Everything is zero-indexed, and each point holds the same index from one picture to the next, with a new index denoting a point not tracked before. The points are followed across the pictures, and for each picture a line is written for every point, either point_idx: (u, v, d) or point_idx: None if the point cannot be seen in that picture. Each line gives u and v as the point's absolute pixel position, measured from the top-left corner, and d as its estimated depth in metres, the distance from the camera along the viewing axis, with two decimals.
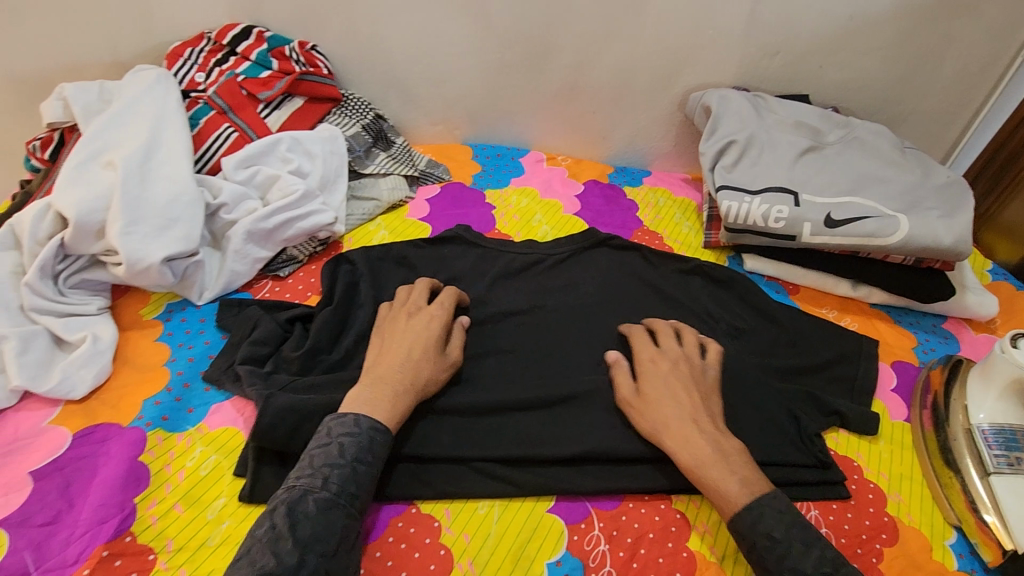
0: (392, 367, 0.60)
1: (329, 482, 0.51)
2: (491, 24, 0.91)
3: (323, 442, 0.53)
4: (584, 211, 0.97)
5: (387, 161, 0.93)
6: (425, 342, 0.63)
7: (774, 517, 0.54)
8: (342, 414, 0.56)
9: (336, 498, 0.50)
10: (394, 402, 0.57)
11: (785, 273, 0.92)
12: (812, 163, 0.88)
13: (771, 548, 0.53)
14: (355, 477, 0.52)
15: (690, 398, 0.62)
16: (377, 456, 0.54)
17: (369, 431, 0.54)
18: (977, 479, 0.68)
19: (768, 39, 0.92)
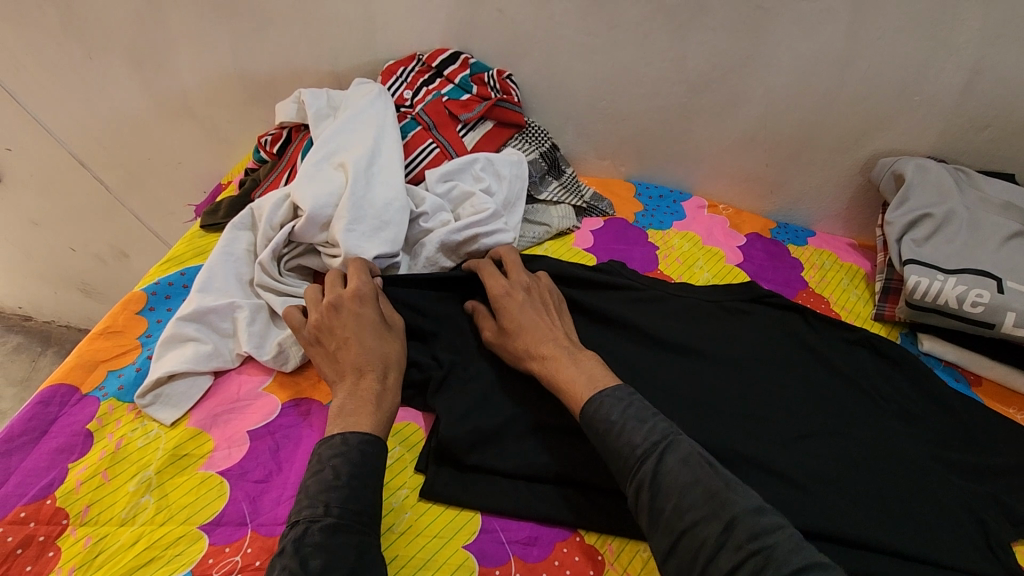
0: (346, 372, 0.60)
1: (328, 506, 0.49)
2: (682, 70, 0.93)
3: (313, 470, 0.53)
4: (746, 263, 0.95)
5: (559, 190, 0.97)
6: (369, 336, 0.62)
7: (612, 401, 0.58)
8: (327, 438, 0.56)
9: (339, 523, 0.49)
10: (372, 405, 0.58)
11: (968, 360, 0.84)
12: (1021, 249, 0.81)
13: (609, 430, 0.56)
14: (355, 496, 0.51)
15: (548, 323, 0.69)
16: (372, 469, 0.54)
17: (357, 446, 0.54)
18: None
19: (979, 112, 0.87)
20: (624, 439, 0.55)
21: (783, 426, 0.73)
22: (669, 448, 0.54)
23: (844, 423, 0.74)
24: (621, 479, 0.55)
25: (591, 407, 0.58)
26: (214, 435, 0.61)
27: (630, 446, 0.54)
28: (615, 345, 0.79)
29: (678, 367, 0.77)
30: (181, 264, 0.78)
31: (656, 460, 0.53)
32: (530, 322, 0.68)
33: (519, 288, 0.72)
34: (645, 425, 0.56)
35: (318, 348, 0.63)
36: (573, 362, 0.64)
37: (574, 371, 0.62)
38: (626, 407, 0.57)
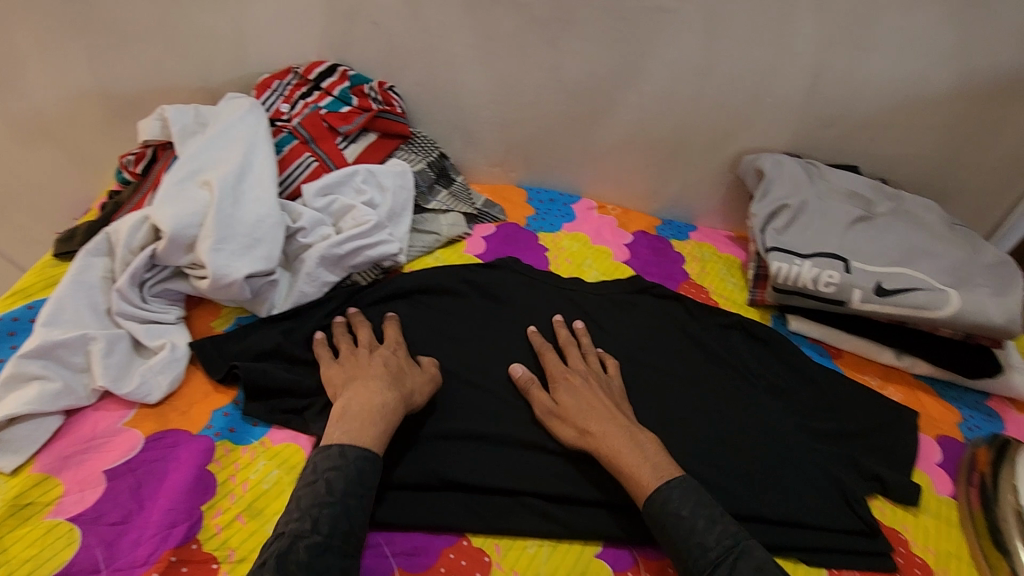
0: (356, 383, 0.63)
1: (318, 522, 0.52)
2: (559, 79, 0.96)
3: (307, 481, 0.55)
4: (632, 259, 1.00)
5: (448, 199, 0.98)
6: (393, 363, 0.67)
7: (683, 495, 0.58)
8: (325, 449, 0.58)
9: (325, 543, 0.51)
10: (375, 418, 0.60)
11: (829, 336, 0.92)
12: (863, 232, 0.90)
13: (678, 524, 0.57)
14: (346, 514, 0.53)
15: (605, 404, 0.68)
16: (367, 485, 0.56)
17: (355, 462, 0.56)
18: None
19: (824, 111, 0.96)
20: (696, 541, 0.55)
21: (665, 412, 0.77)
22: (743, 554, 0.55)
23: (719, 404, 0.80)
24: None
25: (656, 497, 0.58)
26: (63, 479, 0.57)
27: (701, 551, 0.55)
28: (505, 347, 0.81)
29: None
30: (28, 297, 0.72)
31: (728, 566, 0.54)
32: (587, 403, 0.68)
33: (579, 373, 0.73)
34: (716, 526, 0.57)
35: (338, 367, 0.67)
36: (634, 446, 0.62)
37: (636, 456, 0.62)
38: (697, 504, 0.58)
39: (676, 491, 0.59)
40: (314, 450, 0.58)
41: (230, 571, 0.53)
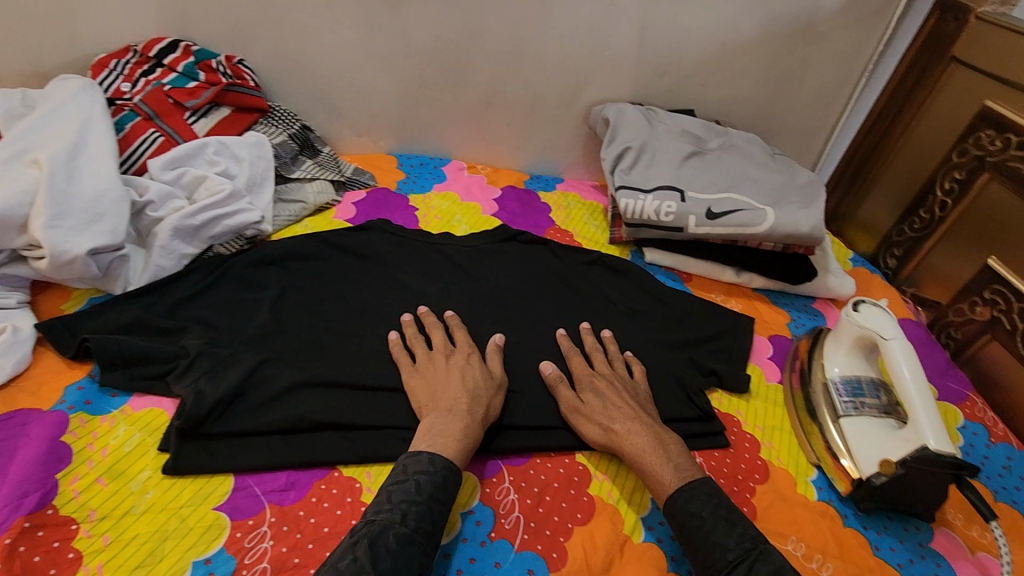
0: (445, 401, 0.66)
1: (407, 517, 0.54)
2: (410, 44, 1.00)
3: (399, 480, 0.58)
4: (500, 212, 1.06)
5: (313, 168, 0.99)
6: (474, 377, 0.69)
7: (702, 498, 0.60)
8: (416, 452, 0.60)
9: (412, 536, 0.53)
10: (464, 432, 0.63)
11: (679, 263, 1.03)
12: (695, 166, 1.01)
13: (699, 526, 0.58)
14: (431, 515, 0.56)
15: (629, 404, 0.71)
16: (448, 494, 0.58)
17: (442, 469, 0.59)
18: (832, 424, 0.76)
19: (656, 61, 1.06)
20: (714, 541, 0.57)
21: (531, 341, 0.83)
22: (760, 555, 0.56)
23: (581, 330, 0.87)
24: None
25: (674, 500, 0.61)
26: None
27: (721, 552, 0.56)
28: (376, 300, 0.84)
29: (436, 310, 0.84)
30: None
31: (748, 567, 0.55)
32: (613, 410, 0.70)
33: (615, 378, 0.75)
34: (735, 528, 0.58)
35: (417, 379, 0.70)
36: (659, 448, 0.66)
37: (661, 458, 0.65)
38: (716, 504, 0.60)
39: (690, 493, 0.61)
40: (407, 451, 0.62)
41: (90, 529, 0.54)
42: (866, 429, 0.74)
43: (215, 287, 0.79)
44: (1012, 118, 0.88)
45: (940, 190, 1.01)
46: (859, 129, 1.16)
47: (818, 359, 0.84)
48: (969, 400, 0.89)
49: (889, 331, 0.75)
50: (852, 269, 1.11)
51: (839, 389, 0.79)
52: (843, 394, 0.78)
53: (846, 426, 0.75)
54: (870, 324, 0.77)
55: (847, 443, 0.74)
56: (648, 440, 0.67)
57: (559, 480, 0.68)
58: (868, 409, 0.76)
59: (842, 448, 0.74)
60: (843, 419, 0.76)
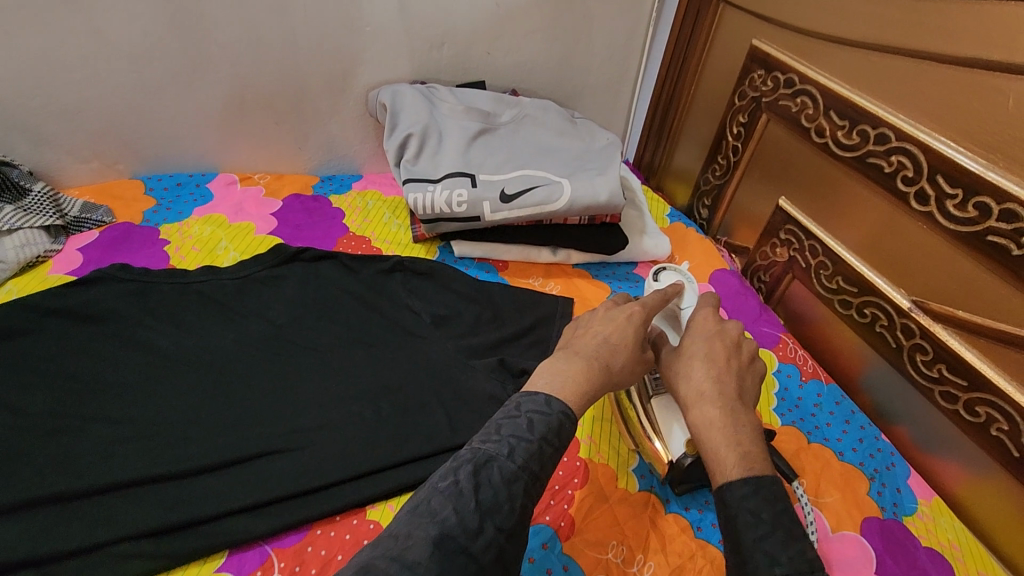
0: (580, 346, 0.60)
1: (516, 451, 0.46)
2: (114, 44, 0.80)
3: (512, 411, 0.50)
4: (280, 228, 0.91)
5: (15, 214, 0.78)
6: (625, 334, 0.62)
7: (765, 498, 0.47)
8: (531, 393, 0.53)
9: (518, 474, 0.45)
10: (587, 382, 0.55)
11: (490, 252, 0.94)
12: (487, 145, 0.92)
13: (753, 526, 0.46)
14: (542, 457, 0.47)
15: (727, 368, 0.59)
16: (561, 442, 0.50)
17: (558, 412, 0.51)
18: (643, 405, 0.68)
19: (429, 32, 0.95)
20: (764, 547, 0.44)
21: (312, 381, 0.71)
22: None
23: (378, 354, 0.76)
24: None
25: (727, 490, 0.49)
26: None
27: (768, 564, 0.44)
28: (103, 372, 0.67)
29: (187, 369, 0.69)
30: None
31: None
32: (700, 370, 0.59)
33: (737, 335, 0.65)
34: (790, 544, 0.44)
35: (591, 320, 0.65)
36: (731, 428, 0.54)
37: (727, 437, 0.53)
38: (782, 509, 0.47)
39: (753, 489, 0.48)
40: (524, 389, 0.53)
41: None
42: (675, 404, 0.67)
43: None
44: (776, 56, 0.88)
45: (730, 136, 1.00)
46: (657, 81, 1.13)
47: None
48: (782, 341, 0.90)
49: (689, 297, 0.74)
50: (669, 226, 1.09)
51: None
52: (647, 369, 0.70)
53: (655, 405, 0.68)
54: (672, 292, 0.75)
55: (659, 425, 0.66)
56: (717, 409, 0.55)
57: (344, 551, 0.58)
58: None
59: (654, 430, 0.67)
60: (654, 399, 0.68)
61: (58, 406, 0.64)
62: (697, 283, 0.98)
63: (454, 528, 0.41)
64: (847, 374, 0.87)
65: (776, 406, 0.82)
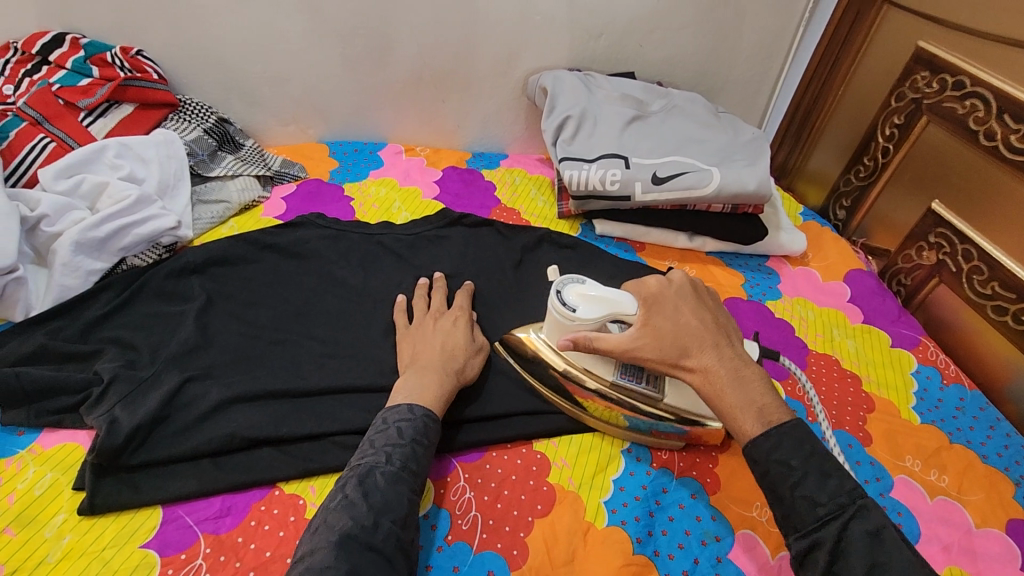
0: (423, 358, 0.67)
1: (392, 457, 0.56)
2: (327, 21, 0.92)
3: (380, 428, 0.59)
4: (442, 195, 1.01)
5: (235, 163, 0.92)
6: (455, 340, 0.69)
7: (792, 446, 0.52)
8: (394, 404, 0.61)
9: (399, 473, 0.55)
10: (439, 386, 0.64)
11: (631, 232, 0.99)
12: (638, 131, 0.98)
13: (786, 476, 0.51)
14: (414, 455, 0.57)
15: (704, 333, 0.59)
16: (429, 441, 0.59)
17: (421, 416, 0.60)
18: (658, 407, 0.66)
19: (591, 23, 1.01)
20: (801, 494, 0.50)
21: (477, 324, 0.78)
22: (856, 515, 0.49)
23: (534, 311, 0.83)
24: (786, 529, 0.52)
25: (755, 449, 0.53)
26: None
27: (810, 506, 0.50)
28: (310, 299, 0.78)
29: (376, 304, 0.79)
30: None
31: (841, 525, 0.48)
32: (684, 333, 0.59)
33: (676, 301, 0.62)
34: (827, 481, 0.50)
35: (407, 340, 0.71)
36: (737, 384, 0.56)
37: (744, 402, 0.55)
38: (808, 451, 0.52)
39: (779, 439, 0.52)
40: (388, 405, 0.62)
41: None
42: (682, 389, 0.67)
43: (130, 304, 0.72)
44: (944, 58, 0.88)
45: (881, 137, 1.00)
46: (801, 80, 1.15)
47: (567, 362, 0.68)
48: (922, 344, 0.90)
49: (619, 299, 0.63)
50: (803, 224, 1.10)
51: (625, 383, 0.67)
52: (636, 380, 0.67)
53: (673, 402, 0.66)
54: (601, 307, 0.63)
55: (677, 409, 0.66)
56: (724, 377, 0.56)
57: (517, 472, 0.66)
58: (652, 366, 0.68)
59: (677, 413, 0.66)
60: (663, 398, 0.66)
61: (279, 322, 0.74)
62: (832, 282, 1.00)
63: (353, 528, 0.49)
64: (993, 382, 0.85)
65: (915, 404, 0.82)
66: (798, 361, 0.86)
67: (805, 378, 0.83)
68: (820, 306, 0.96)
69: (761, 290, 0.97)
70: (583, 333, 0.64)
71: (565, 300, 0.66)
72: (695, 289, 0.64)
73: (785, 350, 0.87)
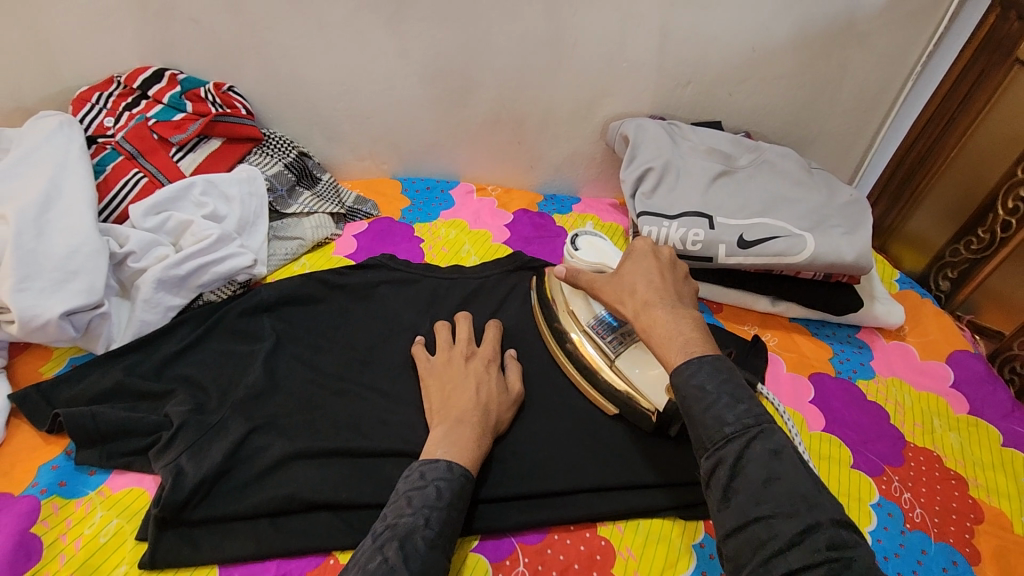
0: (458, 407, 0.63)
1: (431, 521, 0.52)
2: (411, 62, 0.92)
3: (417, 484, 0.55)
4: (512, 239, 0.99)
5: (311, 200, 0.92)
6: (490, 386, 0.67)
7: (710, 372, 0.52)
8: (432, 458, 0.58)
9: (436, 539, 0.52)
10: (475, 442, 0.60)
11: (709, 292, 0.94)
12: (724, 187, 0.92)
13: (700, 398, 0.51)
14: (450, 520, 0.54)
15: (663, 281, 0.63)
16: (464, 501, 0.56)
17: (460, 475, 0.57)
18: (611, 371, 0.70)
19: (680, 70, 0.97)
20: (713, 414, 0.50)
21: (546, 387, 0.74)
22: (761, 434, 0.49)
23: None
24: (698, 451, 0.52)
25: (677, 372, 0.54)
26: None
27: (719, 423, 0.50)
28: (376, 347, 0.76)
29: None
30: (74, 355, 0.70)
31: (743, 444, 0.48)
32: (637, 278, 0.64)
33: (647, 253, 0.66)
34: (739, 405, 0.51)
35: (434, 380, 0.68)
36: (668, 323, 0.58)
37: (666, 331, 0.58)
38: (726, 381, 0.52)
39: (700, 367, 0.53)
40: (423, 455, 0.59)
41: None
42: (640, 359, 0.70)
43: (201, 342, 0.72)
44: None
45: (1001, 209, 0.95)
46: (907, 135, 1.05)
47: (563, 304, 0.76)
48: None
49: (611, 258, 0.76)
50: (900, 292, 1.01)
51: (595, 331, 0.72)
52: (605, 335, 0.71)
53: (624, 367, 0.70)
54: (597, 256, 0.76)
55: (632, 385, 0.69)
56: (657, 312, 0.60)
57: (580, 561, 0.61)
58: (630, 336, 0.71)
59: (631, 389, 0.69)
60: (618, 360, 0.70)
61: (344, 371, 0.73)
62: (932, 362, 0.91)
63: None
64: None
65: None
66: (894, 454, 0.78)
67: (902, 476, 0.75)
68: (918, 390, 0.87)
69: (851, 367, 0.89)
70: (575, 265, 0.74)
71: (578, 240, 0.79)
72: (674, 257, 0.67)
73: (878, 441, 0.79)
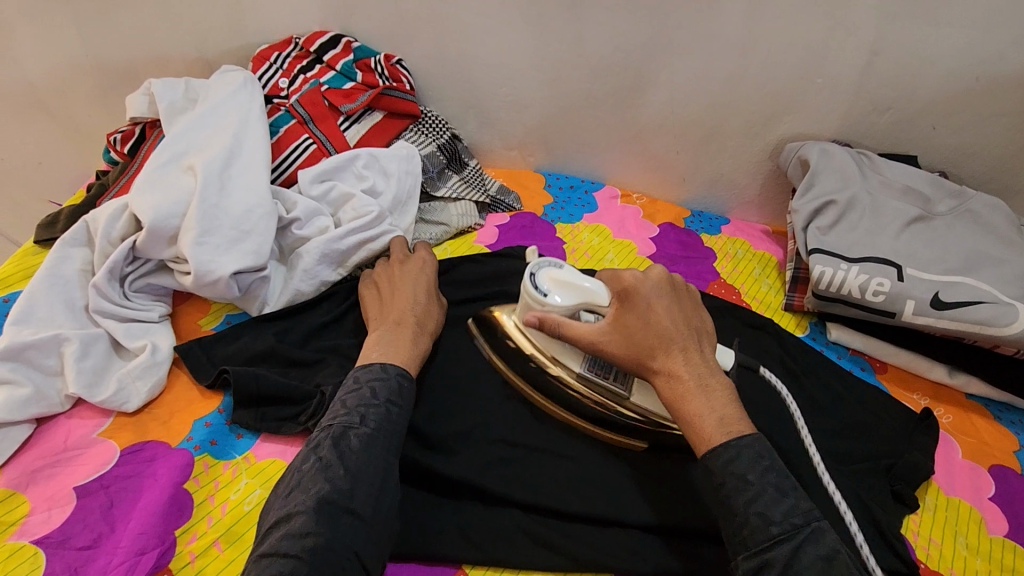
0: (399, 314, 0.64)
1: (366, 418, 0.52)
2: (582, 55, 0.87)
3: (351, 388, 0.55)
4: (658, 254, 0.92)
5: (459, 185, 0.90)
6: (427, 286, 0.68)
7: (750, 459, 0.49)
8: (367, 363, 0.58)
9: (375, 433, 0.52)
10: (412, 344, 0.62)
11: (873, 349, 0.84)
12: (919, 234, 0.81)
13: (741, 491, 0.48)
14: (389, 417, 0.54)
15: (682, 335, 0.55)
16: (406, 397, 0.56)
17: (395, 374, 0.57)
18: (625, 408, 0.62)
19: (882, 95, 0.85)
20: (756, 511, 0.47)
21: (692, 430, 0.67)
22: (811, 538, 0.45)
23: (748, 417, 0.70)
24: (733, 543, 0.48)
25: (713, 456, 0.50)
26: (30, 496, 0.54)
27: (764, 523, 0.46)
28: None
29: None
30: (226, 313, 0.71)
31: (793, 546, 0.45)
32: (652, 336, 0.55)
33: (653, 293, 0.57)
34: (785, 499, 0.47)
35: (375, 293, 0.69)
36: (703, 394, 0.53)
37: (702, 405, 0.52)
38: (767, 468, 0.48)
39: (738, 453, 0.49)
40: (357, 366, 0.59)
41: None
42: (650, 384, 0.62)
43: (342, 319, 0.71)
44: None
45: None
46: None
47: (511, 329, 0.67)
48: None
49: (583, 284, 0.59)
50: None
51: (593, 373, 0.63)
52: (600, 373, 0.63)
53: (642, 400, 0.62)
54: (570, 290, 0.59)
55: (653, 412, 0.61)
56: (687, 375, 0.54)
57: None
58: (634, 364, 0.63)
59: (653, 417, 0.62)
60: (632, 396, 0.62)
61: (480, 372, 0.70)
62: None
63: (328, 493, 0.46)
64: None
65: None
66: None
67: None
68: None
69: None
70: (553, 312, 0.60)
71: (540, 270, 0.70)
72: (671, 279, 0.59)
73: None
